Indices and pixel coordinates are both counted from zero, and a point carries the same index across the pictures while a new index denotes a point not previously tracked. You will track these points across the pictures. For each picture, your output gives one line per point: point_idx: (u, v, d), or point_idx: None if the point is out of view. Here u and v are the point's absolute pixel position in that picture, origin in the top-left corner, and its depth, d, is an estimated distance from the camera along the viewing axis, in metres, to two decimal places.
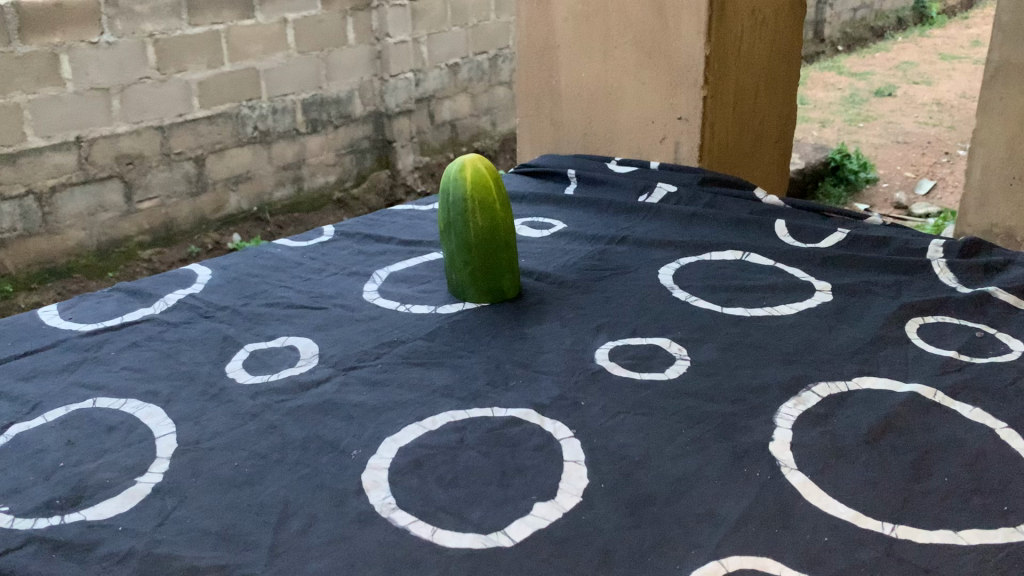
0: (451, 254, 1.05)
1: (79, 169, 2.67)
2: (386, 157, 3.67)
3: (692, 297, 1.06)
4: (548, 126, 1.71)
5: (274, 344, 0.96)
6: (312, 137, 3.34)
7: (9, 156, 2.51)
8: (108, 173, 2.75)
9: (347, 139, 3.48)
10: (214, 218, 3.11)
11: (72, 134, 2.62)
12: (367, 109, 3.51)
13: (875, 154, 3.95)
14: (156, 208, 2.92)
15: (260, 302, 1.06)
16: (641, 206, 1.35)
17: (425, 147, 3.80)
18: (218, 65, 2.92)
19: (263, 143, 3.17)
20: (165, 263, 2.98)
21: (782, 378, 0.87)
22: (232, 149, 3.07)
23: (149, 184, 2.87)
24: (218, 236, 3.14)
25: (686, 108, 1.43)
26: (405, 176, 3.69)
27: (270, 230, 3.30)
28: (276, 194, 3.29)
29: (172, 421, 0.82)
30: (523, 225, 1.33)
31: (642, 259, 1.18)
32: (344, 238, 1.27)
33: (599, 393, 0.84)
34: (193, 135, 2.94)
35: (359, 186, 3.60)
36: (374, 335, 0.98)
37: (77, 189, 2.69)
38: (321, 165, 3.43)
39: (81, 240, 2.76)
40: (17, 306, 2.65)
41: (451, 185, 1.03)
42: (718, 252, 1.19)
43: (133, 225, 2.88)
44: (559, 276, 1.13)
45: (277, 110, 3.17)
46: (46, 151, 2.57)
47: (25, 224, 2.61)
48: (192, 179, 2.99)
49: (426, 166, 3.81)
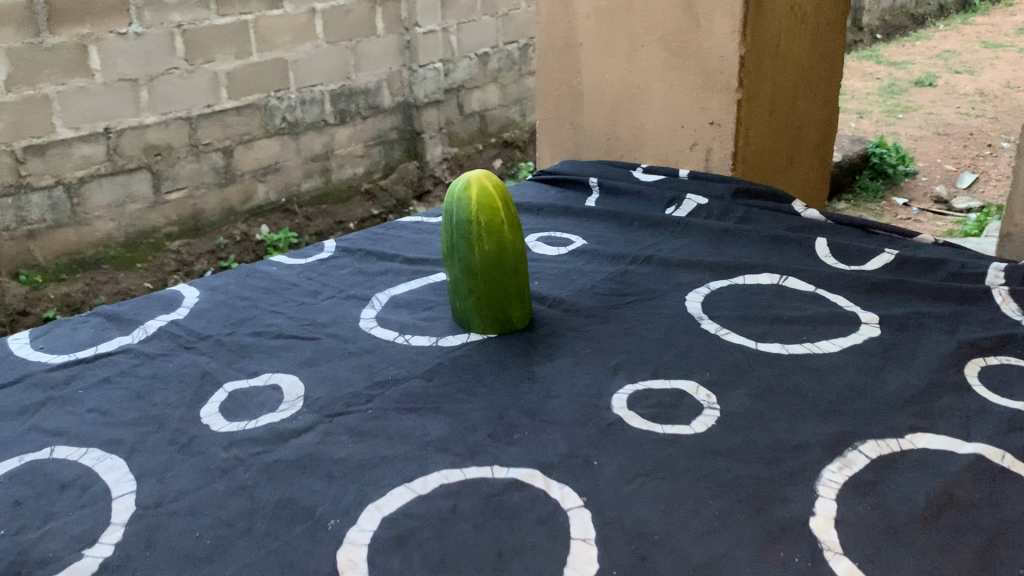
0: (455, 281, 0.96)
1: (107, 160, 2.61)
2: (414, 148, 3.58)
3: (723, 330, 0.95)
4: (568, 130, 1.61)
5: (256, 383, 0.87)
6: (340, 128, 3.25)
7: (39, 147, 2.45)
8: (136, 164, 2.68)
9: (374, 131, 3.39)
10: (242, 209, 3.04)
11: (100, 125, 2.56)
12: (396, 99, 3.42)
13: (915, 145, 3.79)
14: (183, 199, 2.86)
15: (246, 330, 0.97)
16: (667, 220, 1.24)
17: (453, 139, 3.71)
18: (246, 56, 2.84)
19: (291, 134, 3.09)
20: (193, 255, 2.90)
21: (824, 434, 0.76)
22: (260, 141, 3.00)
23: (177, 176, 2.80)
24: (248, 227, 3.06)
25: (717, 113, 1.32)
26: (433, 168, 3.61)
27: (298, 222, 3.21)
28: (304, 185, 3.21)
29: (133, 476, 0.73)
30: (538, 240, 1.23)
31: (668, 283, 1.07)
32: (345, 255, 1.18)
33: (613, 452, 0.74)
34: (220, 127, 2.86)
35: (388, 178, 3.51)
36: (367, 371, 0.88)
37: (104, 181, 2.63)
38: (349, 156, 3.34)
39: (109, 231, 2.70)
40: (46, 299, 2.59)
41: (455, 205, 0.94)
42: (751, 275, 1.08)
43: (161, 217, 2.82)
44: (575, 302, 1.02)
45: (305, 101, 3.09)
46: (75, 142, 2.52)
47: (54, 216, 2.56)
48: (220, 170, 2.92)
49: (455, 157, 3.74)
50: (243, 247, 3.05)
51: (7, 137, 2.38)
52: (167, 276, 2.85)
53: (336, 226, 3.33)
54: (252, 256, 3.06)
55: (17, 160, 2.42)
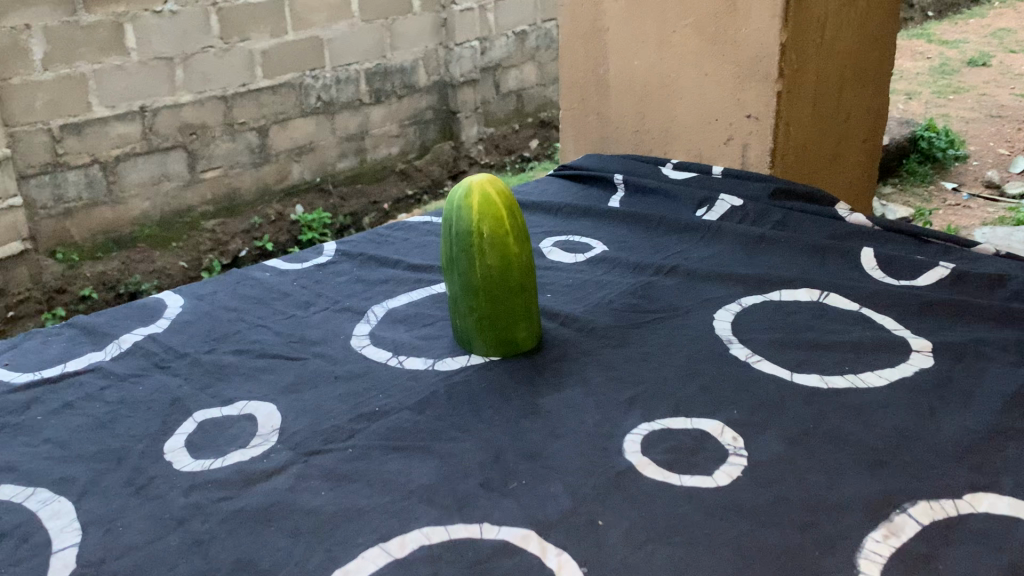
0: (455, 298, 0.87)
1: (143, 139, 2.54)
2: (449, 128, 3.49)
3: (754, 357, 0.85)
4: (594, 121, 1.50)
5: (230, 412, 0.78)
6: (375, 107, 3.16)
7: (75, 126, 2.39)
8: (172, 143, 2.61)
9: (409, 110, 3.29)
10: (277, 189, 2.96)
11: (136, 104, 2.49)
12: (431, 78, 3.32)
13: (967, 128, 3.60)
14: (219, 177, 2.78)
15: (227, 348, 0.89)
16: (697, 225, 1.13)
17: (489, 118, 3.61)
18: (282, 34, 2.77)
19: (326, 113, 3.01)
20: (228, 234, 2.84)
21: (869, 493, 0.65)
22: (295, 120, 2.92)
23: (213, 155, 2.73)
24: (282, 207, 2.98)
25: (755, 106, 1.21)
26: (468, 148, 3.54)
27: (333, 202, 3.14)
28: (339, 165, 3.13)
29: (79, 525, 0.65)
30: (555, 246, 1.13)
31: (694, 299, 0.97)
32: (344, 261, 1.09)
33: (621, 509, 0.65)
34: (255, 106, 2.79)
35: (422, 158, 3.42)
36: (353, 401, 0.79)
37: (141, 159, 2.55)
38: (384, 136, 3.25)
39: (145, 210, 2.62)
40: (82, 278, 2.53)
41: (455, 214, 0.85)
42: (787, 290, 0.97)
43: (197, 195, 2.74)
44: (590, 320, 0.92)
45: (340, 80, 3.00)
46: (111, 121, 2.45)
47: (91, 194, 2.49)
48: (256, 150, 2.85)
49: (490, 137, 3.64)
50: (278, 227, 2.98)
51: (43, 115, 2.32)
52: (203, 256, 2.79)
53: (370, 206, 3.26)
54: (288, 236, 3.01)
55: (54, 138, 2.36)
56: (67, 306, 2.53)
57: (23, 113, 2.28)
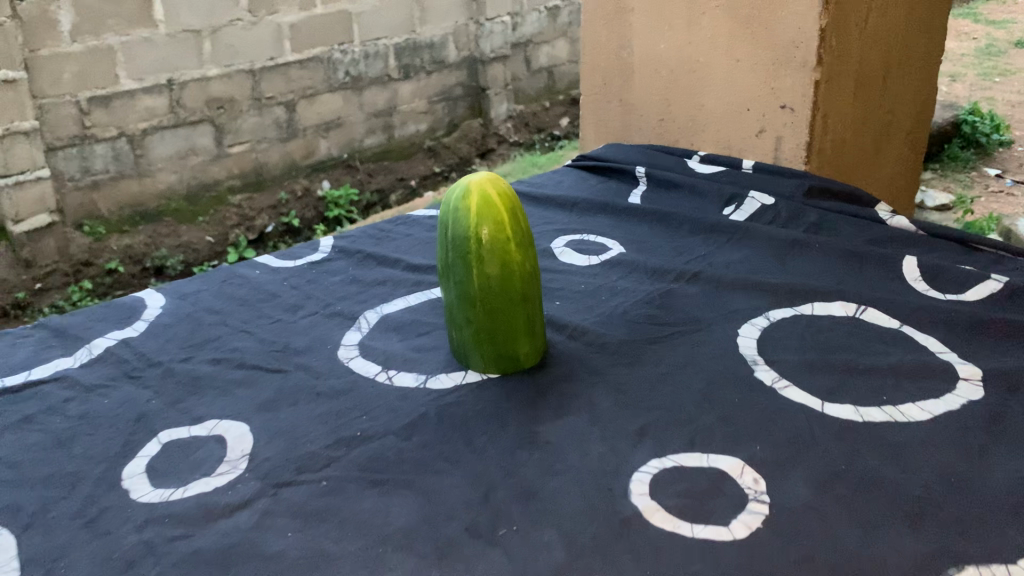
0: (451, 308, 0.79)
1: (170, 113, 2.48)
2: (478, 105, 3.40)
3: (781, 381, 0.76)
4: (616, 107, 1.41)
5: (198, 433, 0.71)
6: (404, 83, 3.08)
7: (103, 99, 2.33)
8: (199, 117, 2.55)
9: (438, 87, 3.21)
10: (304, 164, 2.90)
11: (164, 77, 2.43)
12: (461, 54, 3.24)
13: (1013, 112, 3.45)
14: (246, 153, 2.72)
15: (204, 356, 0.82)
16: (724, 225, 1.04)
17: (519, 96, 3.52)
18: (311, 7, 2.69)
19: (354, 89, 2.93)
20: (255, 210, 2.78)
21: (910, 553, 0.57)
22: (323, 95, 2.85)
23: (240, 129, 2.67)
24: (309, 183, 2.92)
25: (791, 95, 1.11)
26: (497, 125, 3.45)
27: (360, 178, 3.07)
28: (366, 142, 3.06)
29: (17, 563, 0.58)
30: (568, 245, 1.04)
31: (716, 311, 0.88)
32: (340, 258, 1.02)
33: (623, 565, 0.57)
34: (283, 81, 2.72)
35: (450, 135, 3.35)
36: (333, 423, 0.72)
37: (168, 133, 2.50)
38: (412, 113, 3.17)
39: (172, 183, 2.56)
40: (109, 250, 2.47)
41: (451, 217, 0.77)
42: (821, 303, 0.88)
43: (223, 169, 2.68)
44: (600, 333, 0.84)
45: (369, 54, 2.92)
46: (138, 94, 2.39)
47: (118, 167, 2.43)
48: (283, 125, 2.78)
49: (520, 115, 3.55)
50: (304, 203, 2.92)
51: (71, 88, 2.26)
52: (229, 231, 2.73)
53: (397, 183, 3.19)
54: (314, 212, 2.94)
55: (81, 111, 2.30)
56: (94, 280, 2.47)
57: (51, 85, 2.21)
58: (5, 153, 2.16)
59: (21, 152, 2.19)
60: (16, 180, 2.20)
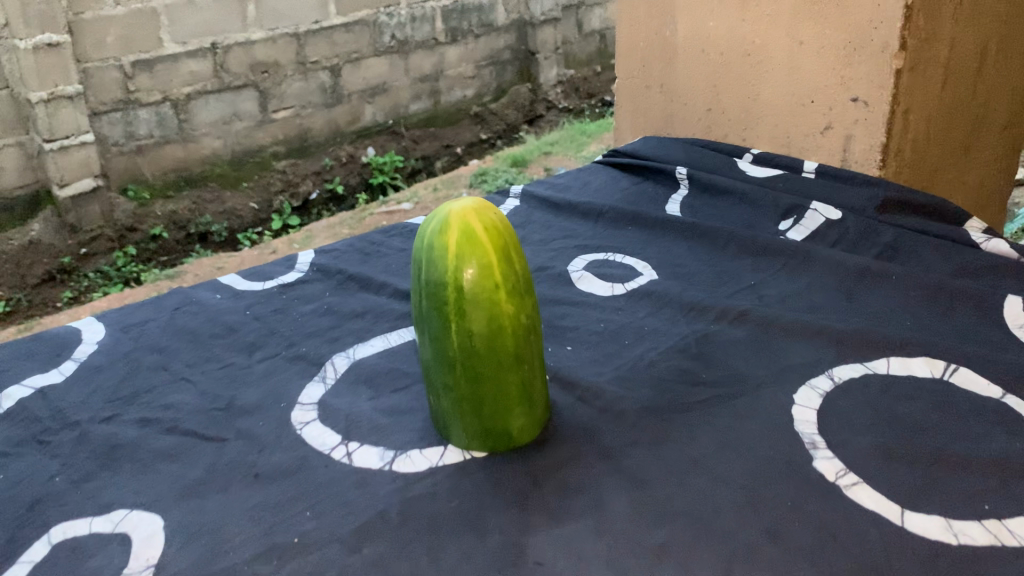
0: (427, 367, 0.62)
1: (214, 77, 2.34)
2: (528, 70, 3.22)
3: (847, 476, 0.59)
4: (656, 94, 1.22)
5: (100, 529, 0.56)
6: (451, 47, 2.91)
7: (146, 63, 2.19)
8: (243, 81, 2.41)
9: (486, 50, 3.04)
10: (349, 131, 2.74)
11: (207, 40, 2.29)
12: (510, 16, 3.06)
13: None
14: (291, 118, 2.58)
15: (131, 416, 0.68)
16: (778, 246, 0.87)
17: (570, 60, 3.32)
18: None
19: (400, 53, 2.77)
20: (299, 176, 2.62)
21: None
22: (368, 60, 2.69)
23: (284, 94, 2.52)
24: (354, 149, 2.76)
25: (865, 86, 0.92)
26: (547, 91, 3.26)
27: (405, 145, 2.89)
28: (412, 107, 2.89)
29: None
30: (589, 268, 0.87)
31: (765, 363, 0.71)
32: (316, 280, 0.87)
33: None
34: (328, 45, 2.57)
35: (499, 101, 3.17)
36: (267, 521, 0.57)
37: (212, 98, 2.36)
38: (460, 78, 3.00)
39: (216, 149, 2.42)
40: (154, 216, 2.32)
41: (426, 256, 0.60)
42: (899, 358, 0.70)
43: (268, 135, 2.54)
44: (616, 394, 0.68)
45: (416, 17, 2.76)
46: (182, 58, 2.26)
47: (162, 132, 2.29)
48: (328, 90, 2.63)
49: (570, 80, 3.36)
50: (349, 169, 2.75)
51: (115, 52, 2.12)
52: (274, 197, 2.57)
53: (443, 149, 3.01)
54: (359, 179, 2.77)
55: (125, 75, 2.16)
56: (138, 246, 2.31)
57: (94, 49, 2.08)
58: (50, 117, 2.02)
59: (66, 116, 2.06)
60: (60, 144, 2.07)
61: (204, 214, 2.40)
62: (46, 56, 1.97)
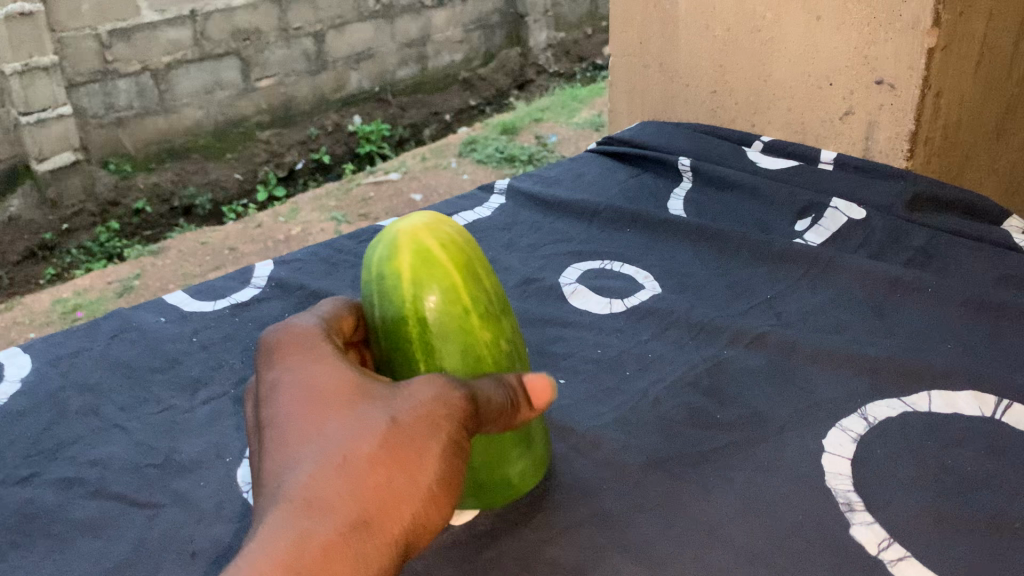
0: None
1: (194, 46, 2.21)
2: (517, 34, 3.09)
3: (892, 546, 0.49)
4: (656, 72, 1.11)
5: None
6: (438, 11, 2.78)
7: (124, 32, 2.06)
8: (224, 49, 2.28)
9: (474, 14, 2.91)
10: (334, 98, 2.61)
11: (186, 7, 2.16)
12: None
13: None
14: (274, 87, 2.44)
15: (52, 475, 0.58)
16: (794, 252, 0.77)
17: (560, 22, 3.18)
18: None
19: (386, 18, 2.64)
20: (284, 146, 2.49)
21: None
22: (353, 25, 2.56)
23: (267, 62, 2.39)
24: (340, 118, 2.63)
25: (892, 65, 0.82)
26: (537, 55, 3.11)
27: (392, 113, 2.75)
28: (399, 73, 2.76)
29: None
30: (585, 280, 0.78)
31: (788, 397, 0.62)
32: (275, 298, 0.77)
33: None
34: (312, 9, 2.44)
35: (488, 66, 3.04)
36: None
37: (193, 67, 2.23)
38: (447, 42, 2.87)
39: (199, 119, 2.29)
40: (137, 189, 2.19)
41: (378, 289, 0.51)
42: (943, 392, 0.61)
43: (252, 104, 2.41)
44: (617, 443, 0.58)
45: None
46: (160, 26, 2.13)
47: (142, 103, 2.16)
48: (312, 57, 2.50)
49: (560, 44, 3.20)
50: (335, 138, 2.62)
51: (91, 20, 1.99)
52: (259, 167, 2.44)
53: (432, 116, 2.86)
54: (345, 148, 2.64)
55: (102, 45, 2.03)
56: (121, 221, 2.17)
57: (69, 17, 1.95)
58: (25, 89, 1.90)
59: (42, 88, 1.94)
60: (37, 117, 1.95)
61: (190, 187, 2.27)
62: (19, 26, 1.84)
